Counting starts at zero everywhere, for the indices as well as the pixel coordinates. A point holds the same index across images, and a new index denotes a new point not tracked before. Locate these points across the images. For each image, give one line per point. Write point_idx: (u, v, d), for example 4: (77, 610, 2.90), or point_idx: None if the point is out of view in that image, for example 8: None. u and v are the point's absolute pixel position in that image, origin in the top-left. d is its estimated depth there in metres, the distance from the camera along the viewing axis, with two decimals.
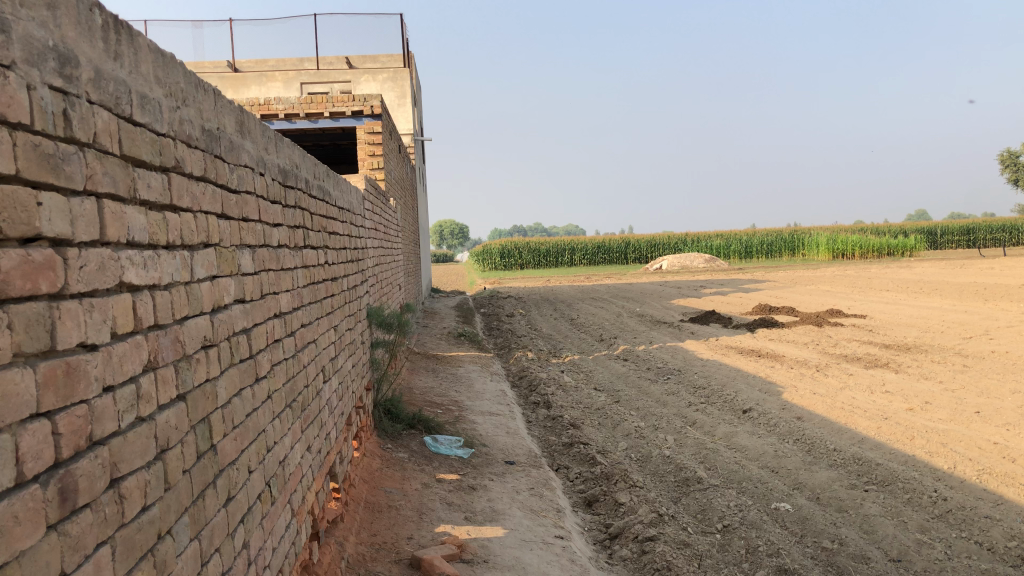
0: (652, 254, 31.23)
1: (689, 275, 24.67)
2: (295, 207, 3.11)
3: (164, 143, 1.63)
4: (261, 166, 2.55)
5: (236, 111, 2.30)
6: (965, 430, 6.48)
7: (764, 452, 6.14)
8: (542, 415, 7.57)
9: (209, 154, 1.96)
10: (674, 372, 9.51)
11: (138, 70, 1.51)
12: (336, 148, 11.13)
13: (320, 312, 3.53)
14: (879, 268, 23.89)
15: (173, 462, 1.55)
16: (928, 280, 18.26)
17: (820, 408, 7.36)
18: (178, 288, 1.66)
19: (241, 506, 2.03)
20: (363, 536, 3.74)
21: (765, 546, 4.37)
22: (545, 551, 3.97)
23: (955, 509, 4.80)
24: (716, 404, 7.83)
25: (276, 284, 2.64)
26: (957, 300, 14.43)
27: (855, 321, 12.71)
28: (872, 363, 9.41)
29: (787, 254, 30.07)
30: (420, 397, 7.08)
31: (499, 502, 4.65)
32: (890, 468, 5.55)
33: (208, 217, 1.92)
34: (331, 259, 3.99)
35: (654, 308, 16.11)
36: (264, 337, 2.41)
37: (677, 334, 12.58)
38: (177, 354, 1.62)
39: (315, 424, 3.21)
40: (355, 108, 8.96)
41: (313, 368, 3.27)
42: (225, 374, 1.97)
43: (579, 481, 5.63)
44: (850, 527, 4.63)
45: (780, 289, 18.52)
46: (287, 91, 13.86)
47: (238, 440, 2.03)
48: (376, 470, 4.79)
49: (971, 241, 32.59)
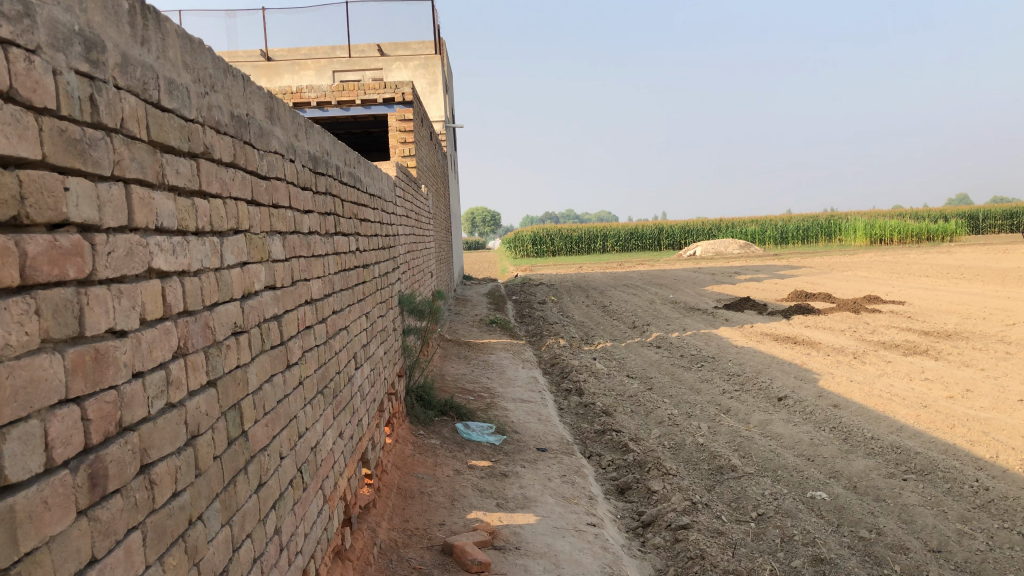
0: (685, 240, 30.97)
1: (722, 261, 24.44)
2: (326, 194, 3.11)
3: (192, 129, 1.62)
4: (291, 152, 2.54)
5: (266, 97, 2.30)
6: (1008, 418, 6.34)
7: (800, 440, 6.05)
8: (575, 402, 7.54)
9: (239, 140, 1.96)
10: (708, 359, 9.44)
11: (165, 56, 1.51)
12: (368, 135, 11.16)
13: (352, 299, 3.53)
14: (918, 254, 23.44)
15: (204, 448, 1.55)
16: (969, 266, 17.90)
17: (857, 396, 7.25)
18: (208, 275, 1.66)
19: (273, 491, 2.03)
20: (395, 522, 3.75)
21: (800, 535, 4.31)
22: (577, 539, 3.96)
23: (998, 499, 4.70)
24: (750, 392, 7.75)
25: (307, 269, 2.64)
26: (1000, 287, 14.11)
27: (893, 307, 12.51)
28: (911, 350, 9.24)
29: (823, 240, 29.64)
30: (452, 384, 7.09)
31: (531, 489, 4.65)
32: (930, 457, 5.45)
33: (238, 203, 1.91)
34: (363, 246, 3.99)
35: (687, 294, 15.98)
36: (294, 323, 2.42)
37: (711, 321, 12.47)
38: (207, 340, 1.62)
39: (347, 410, 3.22)
40: (387, 96, 8.98)
41: (345, 354, 3.28)
42: (256, 360, 1.97)
43: (611, 469, 5.60)
44: (888, 516, 4.55)
45: (816, 276, 18.26)
46: (319, 79, 13.91)
47: (270, 426, 2.04)
48: (409, 457, 4.80)
49: (1013, 226, 31.85)
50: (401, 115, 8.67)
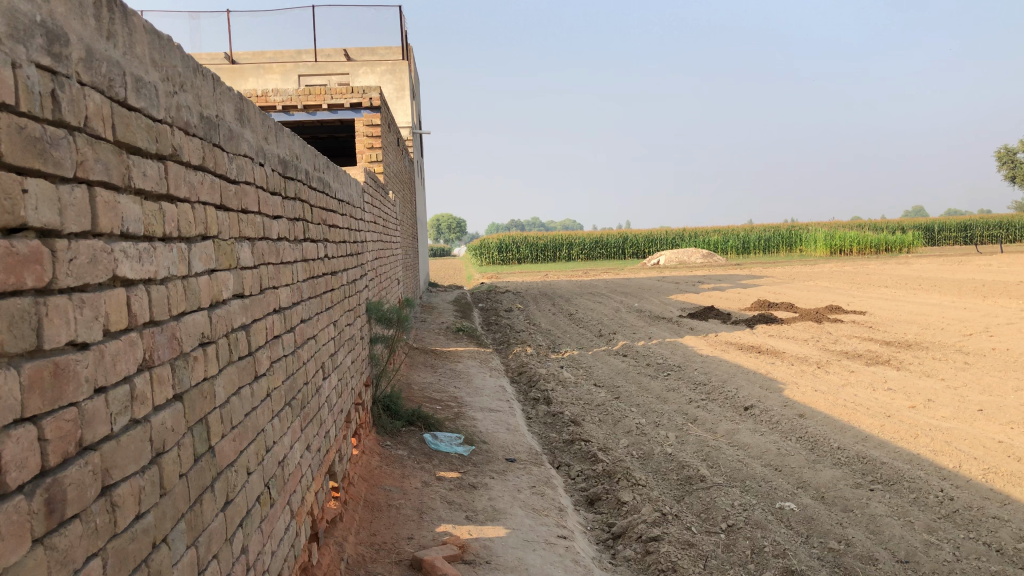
0: (649, 249, 31.14)
1: (686, 270, 24.61)
2: (295, 200, 3.02)
3: (160, 130, 1.54)
4: (261, 156, 2.46)
5: (236, 99, 2.22)
6: (969, 428, 6.42)
7: (767, 450, 6.07)
8: (542, 411, 7.49)
9: (208, 142, 1.88)
10: (674, 367, 9.46)
11: (133, 52, 1.43)
12: (335, 140, 11.03)
13: (320, 307, 3.45)
14: (876, 264, 23.83)
15: (169, 467, 1.47)
16: (927, 277, 18.22)
17: (822, 405, 7.30)
18: (175, 282, 1.57)
19: (240, 510, 1.95)
20: (362, 536, 3.66)
21: (771, 547, 4.30)
22: (548, 552, 3.91)
23: (962, 509, 4.73)
24: (717, 401, 7.77)
25: (276, 277, 2.55)
26: (957, 297, 14.37)
27: (855, 317, 12.67)
28: (873, 360, 9.35)
29: (784, 250, 30.02)
30: (419, 393, 7.00)
31: (500, 501, 4.58)
32: (896, 467, 5.48)
33: (206, 208, 1.83)
34: (331, 253, 3.91)
35: (652, 303, 16.06)
36: (262, 333, 2.33)
37: (676, 330, 12.51)
38: (174, 351, 1.54)
39: (314, 422, 3.14)
40: (354, 101, 8.89)
41: (313, 364, 3.19)
42: (223, 372, 1.88)
43: (580, 479, 5.56)
44: (856, 527, 4.56)
45: (778, 286, 18.46)
46: (285, 83, 13.75)
47: (237, 441, 1.95)
48: (375, 468, 4.71)
49: (968, 238, 32.53)
50: (368, 120, 8.58)
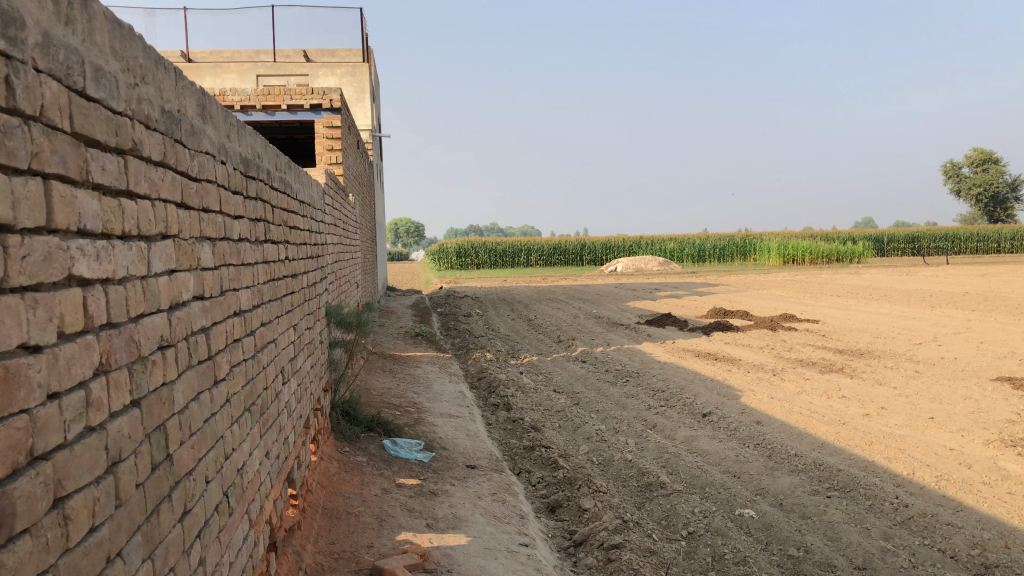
0: (607, 256, 31.31)
1: (643, 277, 24.78)
2: (256, 200, 2.95)
3: (121, 122, 1.47)
4: (222, 153, 2.38)
5: (198, 94, 2.14)
6: (921, 436, 6.54)
7: (726, 456, 6.10)
8: (502, 417, 7.45)
9: (169, 137, 1.81)
10: (633, 374, 9.49)
11: (92, 39, 1.36)
12: (293, 141, 10.87)
13: (280, 309, 3.37)
14: (829, 273, 24.27)
15: (125, 477, 1.39)
16: (877, 286, 18.63)
17: (778, 412, 7.38)
18: (133, 282, 1.50)
19: (198, 520, 1.87)
20: (321, 544, 3.58)
21: (731, 554, 4.31)
22: (509, 560, 3.87)
23: (918, 515, 4.80)
24: (675, 408, 7.80)
25: (236, 279, 2.47)
26: (907, 307, 14.68)
27: (809, 325, 12.85)
28: (827, 368, 9.49)
29: (739, 258, 30.45)
30: (378, 398, 6.91)
31: (461, 508, 4.53)
32: (852, 474, 5.55)
33: (167, 206, 1.76)
34: (291, 254, 3.82)
35: (610, 309, 16.12)
36: (222, 337, 2.25)
37: (634, 336, 12.56)
38: (132, 355, 1.47)
39: (273, 428, 3.05)
40: (314, 102, 8.79)
41: (272, 369, 3.11)
42: (182, 377, 1.81)
43: (541, 486, 5.53)
44: (814, 533, 4.60)
45: (733, 294, 18.67)
46: (242, 83, 13.53)
47: (195, 448, 1.88)
48: (334, 475, 4.62)
49: (916, 249, 33.29)
50: (328, 122, 8.45)
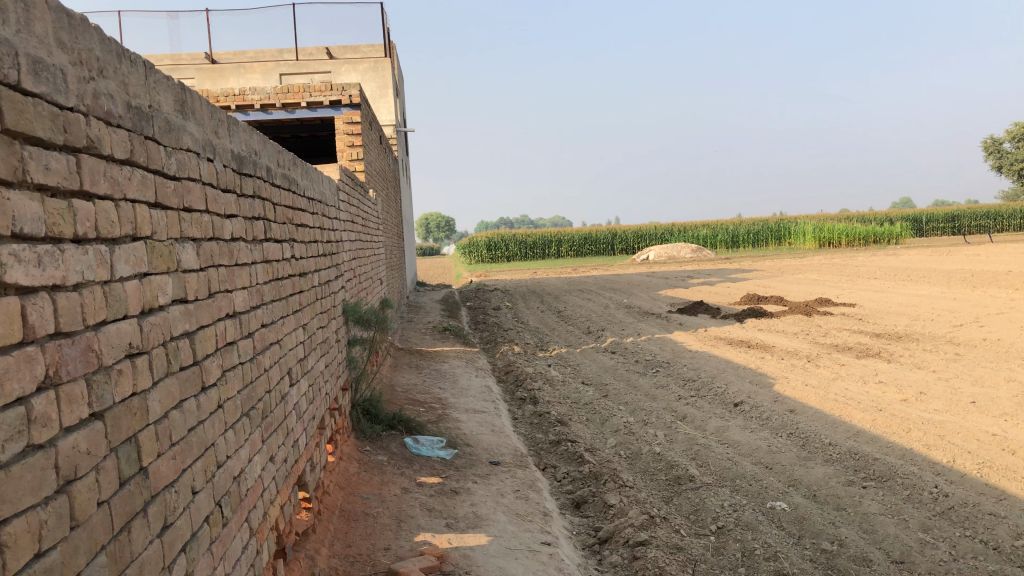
0: (638, 244, 30.99)
1: (676, 265, 24.49)
2: (254, 197, 2.86)
3: (71, 119, 1.39)
4: (209, 150, 2.30)
5: (177, 89, 2.06)
6: (962, 421, 6.32)
7: (757, 447, 5.93)
8: (529, 412, 7.35)
9: (138, 134, 1.72)
10: (663, 364, 9.32)
11: (30, 29, 1.27)
12: (315, 138, 10.84)
13: (285, 310, 3.29)
14: (866, 256, 23.76)
15: (83, 495, 1.31)
16: (916, 268, 18.16)
17: (812, 399, 7.19)
18: (91, 288, 1.42)
19: (182, 533, 1.79)
20: (337, 548, 3.50)
21: (762, 549, 4.17)
22: (530, 560, 3.76)
23: (958, 506, 4.61)
24: (706, 397, 7.64)
25: (229, 280, 2.39)
26: (946, 288, 14.29)
27: (844, 310, 12.56)
28: (863, 353, 9.24)
29: (773, 243, 29.94)
30: (402, 395, 6.85)
31: (482, 506, 4.44)
32: (888, 463, 5.36)
33: (136, 205, 1.68)
34: (299, 253, 3.74)
35: (641, 299, 15.92)
36: (212, 341, 2.17)
37: (665, 325, 12.38)
38: (90, 365, 1.39)
39: (279, 432, 2.97)
40: (334, 98, 8.70)
41: (277, 371, 3.03)
42: (159, 385, 1.73)
43: (566, 481, 5.42)
44: (849, 526, 4.43)
45: (767, 279, 18.33)
46: (266, 82, 13.38)
47: (178, 459, 1.80)
48: (354, 475, 4.56)
49: (956, 229, 32.51)
50: (347, 118, 8.32)
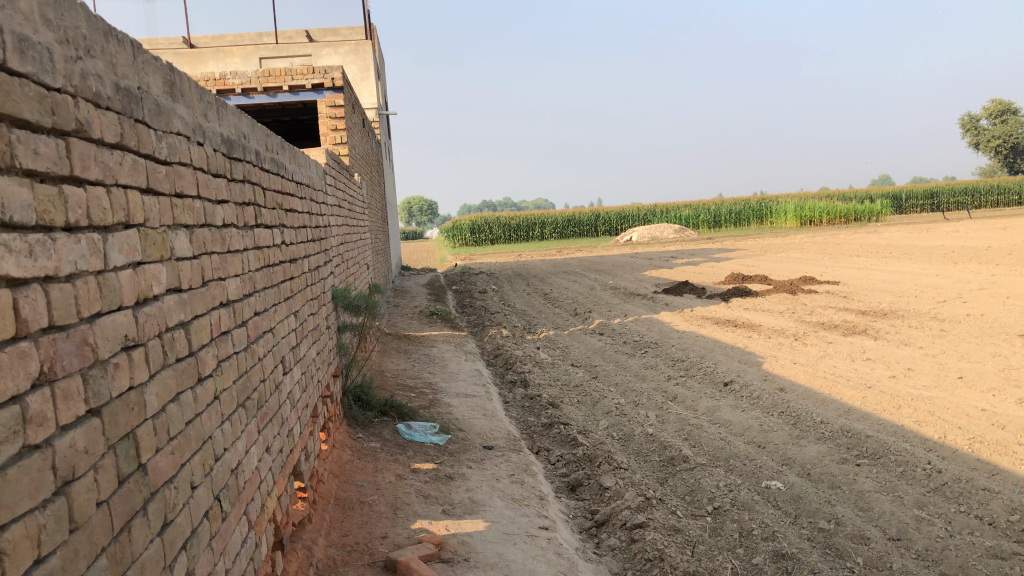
0: (622, 225, 30.98)
1: (660, 246, 24.52)
2: (244, 182, 2.79)
3: (59, 100, 1.32)
4: (199, 134, 2.22)
5: (165, 70, 1.98)
6: (951, 397, 6.35)
7: (749, 426, 5.93)
8: (520, 395, 7.31)
9: (127, 116, 1.65)
10: (651, 344, 9.31)
11: (14, 5, 1.20)
12: (297, 122, 10.69)
13: (276, 297, 3.21)
14: (847, 233, 23.87)
15: (81, 496, 1.25)
16: (897, 245, 18.25)
17: (802, 378, 7.20)
18: (85, 279, 1.35)
19: (182, 530, 1.74)
20: (334, 537, 3.46)
21: (759, 530, 4.16)
22: (529, 546, 3.73)
23: (952, 482, 4.62)
24: (696, 377, 7.64)
25: (221, 268, 2.32)
26: (928, 264, 14.37)
27: (829, 288, 12.61)
28: (850, 330, 9.26)
29: (755, 223, 30.02)
30: (392, 381, 6.79)
31: (478, 492, 4.41)
32: (881, 440, 5.37)
33: (127, 191, 1.61)
34: (288, 239, 3.67)
35: (626, 280, 15.90)
36: (207, 331, 2.10)
37: (651, 306, 12.38)
38: (86, 359, 1.32)
39: (274, 422, 2.91)
40: (316, 81, 8.56)
41: (270, 360, 2.96)
42: (156, 379, 1.66)
43: (560, 465, 5.39)
44: (845, 504, 4.44)
45: (750, 259, 18.35)
46: (245, 66, 13.20)
47: (176, 454, 1.74)
48: (347, 463, 4.51)
49: (935, 205, 32.73)
50: (330, 101, 8.20)
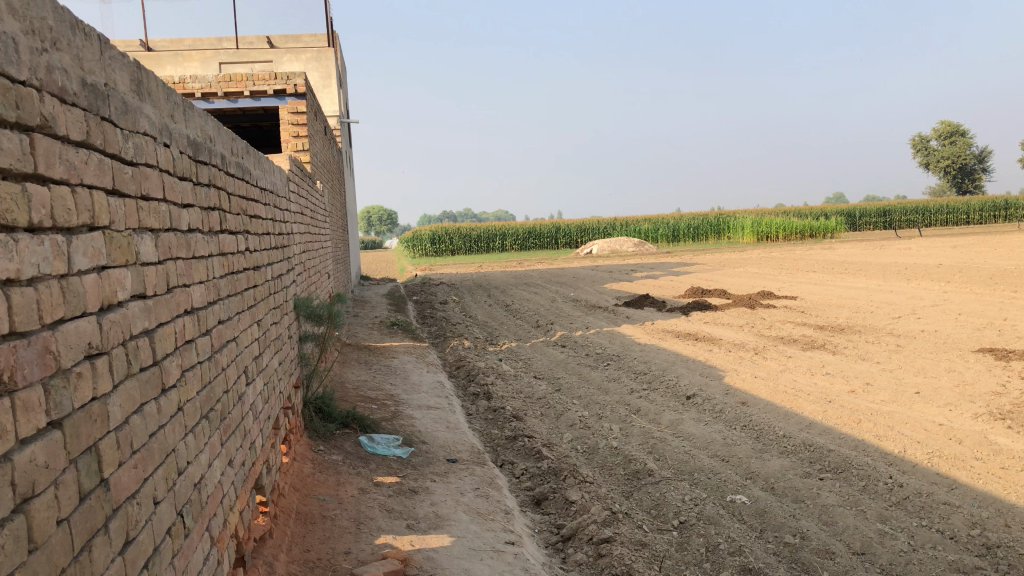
0: (582, 238, 31.09)
1: (619, 259, 24.67)
2: (209, 186, 2.70)
3: (25, 93, 1.25)
4: (166, 135, 2.15)
5: (132, 67, 1.90)
6: (909, 411, 6.44)
7: (713, 440, 5.95)
8: (483, 407, 7.25)
9: (93, 114, 1.57)
10: (614, 357, 9.32)
11: None
12: (258, 128, 10.54)
13: (241, 306, 3.13)
14: (803, 249, 24.26)
15: (41, 514, 1.18)
16: (852, 261, 18.56)
17: (763, 392, 7.25)
18: (48, 283, 1.28)
19: (145, 549, 1.65)
20: (296, 553, 3.36)
21: (726, 544, 4.16)
22: (496, 561, 3.67)
23: (913, 496, 4.66)
24: (658, 391, 7.65)
25: (186, 275, 2.24)
26: (882, 280, 14.65)
27: (787, 302, 12.76)
28: (809, 345, 9.36)
29: (713, 238, 30.37)
30: (353, 392, 6.68)
31: (443, 506, 4.33)
32: (842, 454, 5.41)
33: (93, 192, 1.53)
34: (252, 246, 3.58)
35: (587, 292, 15.93)
36: (171, 339, 2.02)
37: (613, 319, 12.40)
38: (47, 369, 1.25)
39: (237, 434, 2.82)
40: (278, 87, 8.44)
41: (233, 370, 2.87)
42: (119, 388, 1.58)
43: (525, 478, 5.34)
44: (809, 518, 4.45)
45: (709, 273, 18.54)
46: (205, 71, 12.98)
47: (139, 469, 1.66)
48: (308, 476, 4.40)
49: (887, 223, 33.44)
50: (292, 108, 8.08)
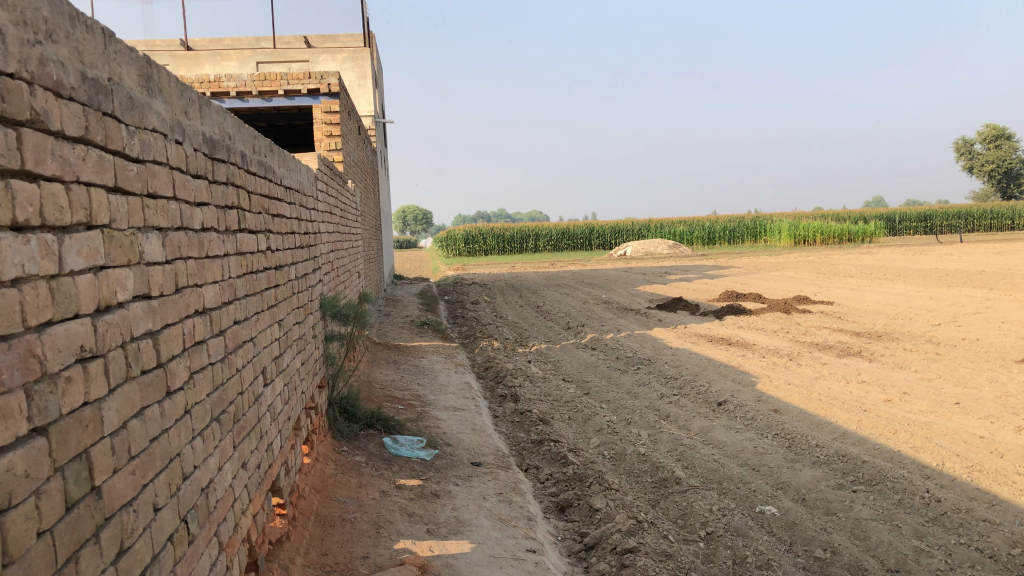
0: (616, 239, 30.87)
1: (653, 261, 24.44)
2: (227, 184, 2.66)
3: (11, 86, 1.20)
4: (178, 132, 2.10)
5: (142, 62, 1.86)
6: (948, 422, 6.23)
7: (743, 448, 5.81)
8: (510, 409, 7.17)
9: (93, 109, 1.52)
10: (644, 361, 9.18)
11: None
12: (292, 126, 10.56)
13: (259, 306, 3.08)
14: (841, 254, 23.83)
15: (18, 526, 1.13)
16: (891, 266, 18.18)
17: (796, 399, 7.08)
18: (35, 284, 1.23)
19: (141, 557, 1.60)
20: (312, 556, 3.31)
21: (753, 557, 4.04)
22: (515, 569, 3.59)
23: (951, 511, 4.50)
24: (689, 396, 7.51)
25: (198, 273, 2.20)
26: (923, 287, 14.29)
27: (823, 308, 12.50)
28: (845, 352, 9.15)
29: (749, 241, 29.96)
30: (380, 392, 6.65)
31: (464, 511, 4.27)
32: (877, 465, 5.25)
33: (91, 189, 1.48)
34: (274, 244, 3.54)
35: (619, 294, 15.78)
36: (179, 341, 1.97)
37: (644, 322, 12.25)
38: (30, 374, 1.20)
39: (252, 436, 2.77)
40: (312, 86, 8.44)
41: (250, 371, 2.83)
42: (116, 393, 1.53)
43: (550, 483, 5.26)
44: (841, 532, 4.31)
45: (744, 276, 18.25)
46: (242, 69, 13.06)
47: (138, 474, 1.61)
48: (330, 477, 4.36)
49: (928, 228, 32.75)
50: (326, 107, 8.08)
